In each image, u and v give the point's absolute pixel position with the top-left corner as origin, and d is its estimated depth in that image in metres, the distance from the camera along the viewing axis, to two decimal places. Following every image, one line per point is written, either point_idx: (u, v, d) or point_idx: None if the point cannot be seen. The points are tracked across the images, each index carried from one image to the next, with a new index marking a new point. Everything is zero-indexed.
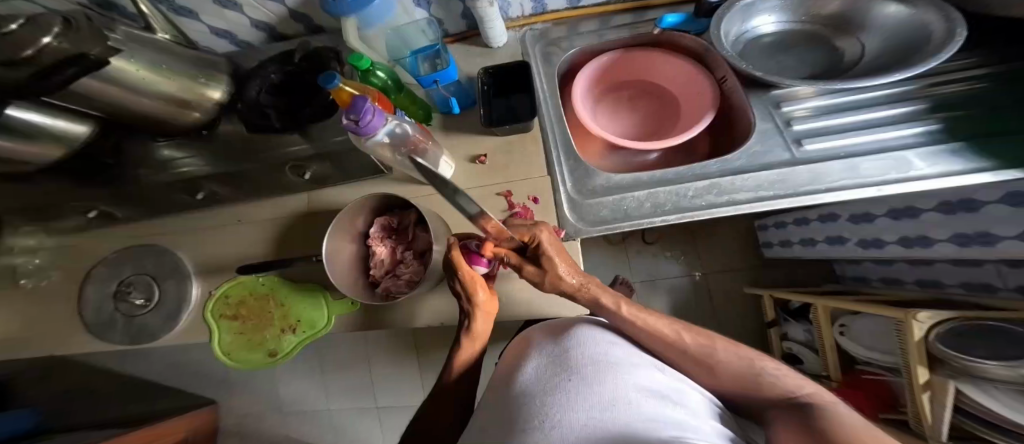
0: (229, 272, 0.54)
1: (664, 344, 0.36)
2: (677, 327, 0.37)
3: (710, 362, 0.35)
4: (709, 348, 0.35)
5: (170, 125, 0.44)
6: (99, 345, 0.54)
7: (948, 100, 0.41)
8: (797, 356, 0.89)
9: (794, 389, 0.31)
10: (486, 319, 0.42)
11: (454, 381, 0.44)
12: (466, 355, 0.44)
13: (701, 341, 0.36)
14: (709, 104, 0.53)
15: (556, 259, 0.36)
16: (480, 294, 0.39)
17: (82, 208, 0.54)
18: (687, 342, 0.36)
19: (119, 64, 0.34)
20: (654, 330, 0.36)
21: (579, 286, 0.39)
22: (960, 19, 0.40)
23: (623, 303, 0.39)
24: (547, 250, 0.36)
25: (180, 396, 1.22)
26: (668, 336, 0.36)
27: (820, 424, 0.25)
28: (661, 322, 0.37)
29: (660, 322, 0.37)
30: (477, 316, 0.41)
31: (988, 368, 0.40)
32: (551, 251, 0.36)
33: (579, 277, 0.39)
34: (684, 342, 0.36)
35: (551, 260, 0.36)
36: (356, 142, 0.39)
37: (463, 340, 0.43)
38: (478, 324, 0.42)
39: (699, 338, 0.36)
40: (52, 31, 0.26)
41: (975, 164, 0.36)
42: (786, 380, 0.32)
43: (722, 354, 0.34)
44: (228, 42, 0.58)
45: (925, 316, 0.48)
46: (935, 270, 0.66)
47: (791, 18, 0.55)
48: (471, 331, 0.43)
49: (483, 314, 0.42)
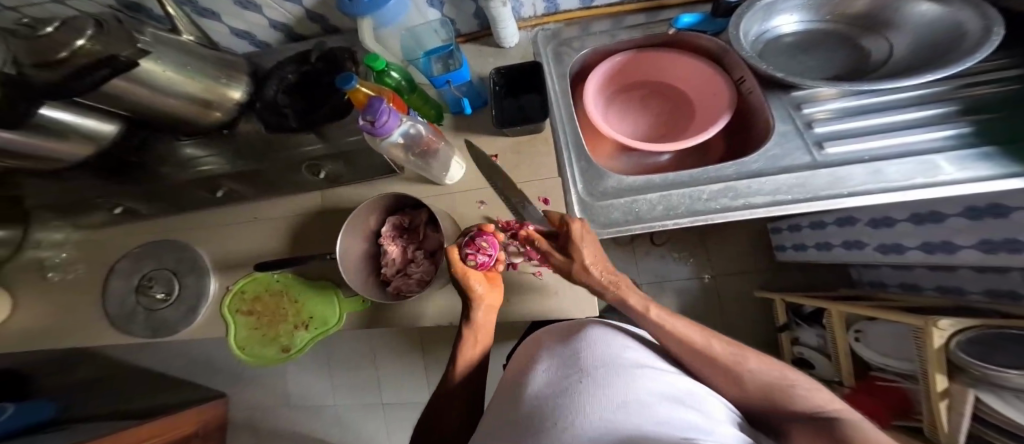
0: (245, 268, 0.55)
1: (689, 350, 0.35)
2: (709, 334, 0.36)
3: (739, 372, 0.33)
4: (739, 357, 0.34)
5: (190, 124, 0.45)
6: (121, 337, 0.55)
7: (980, 102, 0.40)
8: (808, 361, 0.87)
9: (822, 404, 0.30)
10: (489, 310, 0.42)
11: (458, 385, 0.45)
12: (467, 356, 0.45)
13: (733, 351, 0.34)
14: (727, 104, 0.52)
15: (584, 247, 0.36)
16: (477, 286, 0.40)
17: (108, 205, 0.55)
18: (718, 351, 0.34)
19: (148, 67, 0.35)
20: (682, 334, 0.36)
21: (608, 284, 0.38)
22: (997, 18, 0.38)
23: (652, 307, 0.38)
24: (578, 237, 0.36)
25: (193, 389, 1.25)
26: (697, 343, 0.35)
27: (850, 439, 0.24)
28: (688, 328, 0.36)
29: (689, 328, 0.36)
30: (478, 306, 0.42)
31: (1007, 376, 0.38)
32: (581, 242, 0.36)
33: (608, 274, 0.38)
34: (714, 350, 0.34)
35: (578, 250, 0.36)
36: (371, 142, 0.40)
37: (466, 331, 0.44)
38: (480, 316, 0.42)
39: (731, 347, 0.35)
40: (86, 33, 0.27)
41: (1007, 169, 0.35)
42: (814, 396, 0.31)
43: (753, 364, 0.33)
44: (246, 43, 0.59)
45: (947, 324, 0.46)
46: (957, 276, 0.64)
47: (814, 18, 0.54)
48: (475, 324, 0.43)
49: (484, 308, 0.42)
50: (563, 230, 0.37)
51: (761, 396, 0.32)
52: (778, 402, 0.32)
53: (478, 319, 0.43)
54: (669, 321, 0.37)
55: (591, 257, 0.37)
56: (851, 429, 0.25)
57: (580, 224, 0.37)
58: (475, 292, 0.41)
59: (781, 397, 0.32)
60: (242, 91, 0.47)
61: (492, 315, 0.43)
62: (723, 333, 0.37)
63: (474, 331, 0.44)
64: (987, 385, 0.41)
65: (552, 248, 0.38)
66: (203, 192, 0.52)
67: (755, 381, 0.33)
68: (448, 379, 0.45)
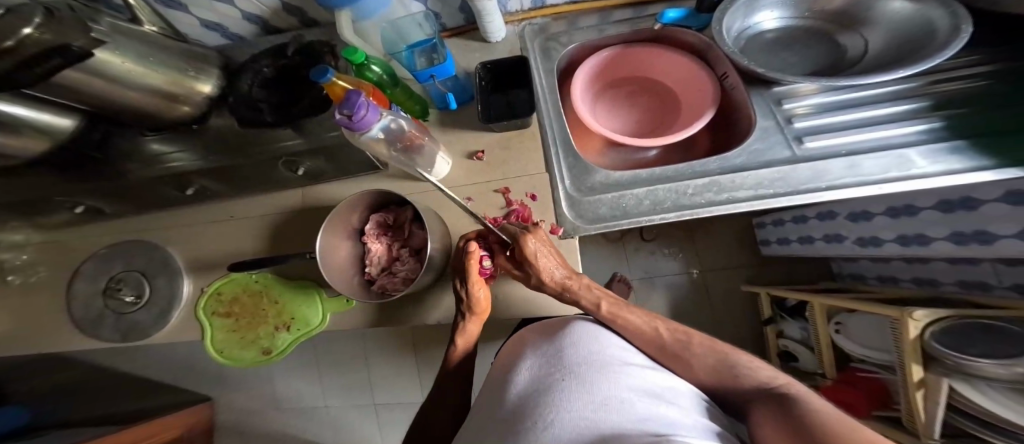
0: (222, 269, 0.53)
1: (643, 341, 0.38)
2: (655, 321, 0.38)
3: (686, 355, 0.36)
4: (686, 340, 0.37)
5: (157, 119, 0.43)
6: (90, 343, 0.53)
7: (948, 98, 0.41)
8: (792, 353, 0.89)
9: (768, 381, 0.32)
10: (479, 322, 0.43)
11: (457, 366, 0.45)
12: (459, 353, 0.45)
13: (678, 335, 0.37)
14: (710, 100, 0.53)
15: (539, 262, 0.36)
16: (479, 292, 0.40)
17: (68, 204, 0.52)
18: (664, 336, 0.37)
19: (104, 57, 0.32)
20: (630, 324, 0.38)
21: (564, 281, 0.39)
22: (965, 16, 0.39)
23: (604, 300, 0.40)
24: (532, 255, 0.36)
25: (175, 393, 1.21)
26: (645, 332, 0.38)
27: (799, 413, 0.25)
28: (637, 317, 0.39)
29: (632, 314, 0.39)
30: (470, 319, 0.42)
31: (980, 365, 0.39)
32: (535, 256, 0.36)
33: (563, 272, 0.39)
34: (661, 336, 0.37)
35: (535, 264, 0.36)
36: (351, 137, 0.38)
37: (457, 340, 0.44)
38: (470, 327, 0.43)
39: (676, 332, 0.37)
40: (34, 21, 0.25)
41: (977, 162, 0.36)
42: (760, 373, 0.33)
43: (698, 348, 0.36)
44: (219, 35, 0.57)
45: (921, 314, 0.47)
46: (930, 268, 0.65)
47: (796, 14, 0.54)
48: (464, 332, 0.43)
49: (477, 319, 0.42)
50: (518, 246, 0.37)
51: (723, 381, 0.34)
52: (729, 381, 0.34)
53: (469, 329, 0.43)
54: (621, 314, 0.39)
55: (552, 263, 0.38)
56: (807, 403, 0.27)
57: (535, 237, 0.37)
58: (476, 298, 0.40)
59: (733, 378, 0.34)
60: (213, 84, 0.45)
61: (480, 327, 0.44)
62: (667, 318, 0.39)
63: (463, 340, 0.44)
64: (961, 375, 0.41)
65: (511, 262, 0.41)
66: (172, 189, 0.50)
67: (702, 363, 0.35)
68: (444, 365, 0.46)
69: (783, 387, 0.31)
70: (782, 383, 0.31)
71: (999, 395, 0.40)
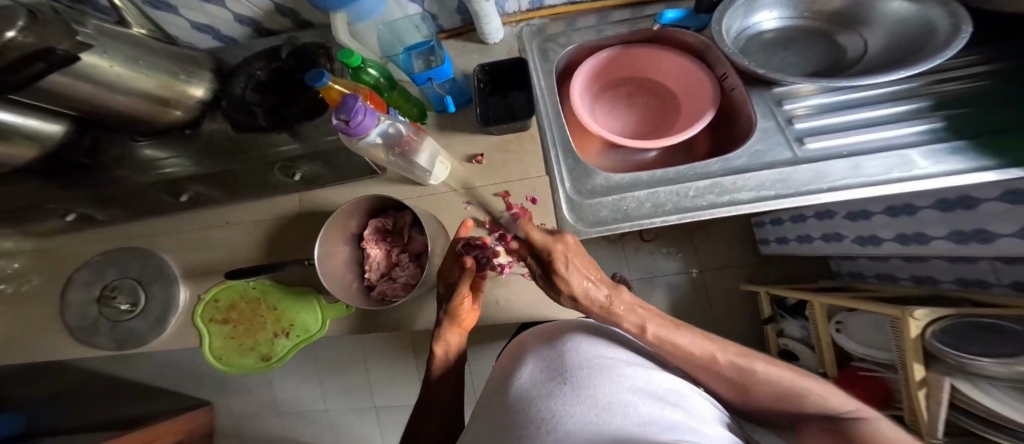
0: (218, 275, 0.52)
1: (694, 363, 0.34)
2: (714, 347, 0.34)
3: (749, 379, 0.33)
4: (746, 365, 0.33)
5: (148, 124, 0.42)
6: (84, 351, 0.52)
7: (948, 98, 0.41)
8: (793, 352, 0.89)
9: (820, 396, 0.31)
10: (460, 333, 0.42)
11: (444, 371, 0.44)
12: (437, 363, 0.44)
13: (740, 360, 0.34)
14: (710, 101, 0.53)
15: (570, 274, 0.33)
16: (465, 302, 0.39)
17: (59, 211, 0.51)
18: (723, 362, 0.34)
19: (91, 60, 0.32)
20: (683, 352, 0.34)
21: (603, 303, 0.34)
22: (965, 16, 0.39)
23: (650, 324, 0.35)
24: (558, 259, 0.33)
25: (173, 399, 1.20)
26: (701, 358, 0.34)
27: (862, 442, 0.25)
28: (692, 343, 0.34)
29: (690, 341, 0.34)
30: (451, 328, 0.41)
31: (982, 364, 0.38)
32: (562, 263, 0.33)
33: (602, 292, 0.34)
34: (720, 364, 0.34)
35: (564, 272, 0.33)
36: (347, 143, 0.38)
37: (434, 347, 0.43)
38: (448, 336, 0.42)
39: (737, 358, 0.34)
40: (18, 24, 0.24)
41: (977, 163, 0.36)
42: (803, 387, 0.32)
43: (761, 372, 0.33)
44: (209, 37, 0.56)
45: (921, 314, 0.46)
46: (929, 266, 0.65)
47: (793, 14, 0.54)
48: (444, 340, 0.42)
49: (456, 330, 0.42)
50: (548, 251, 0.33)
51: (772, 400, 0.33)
52: (782, 400, 0.33)
53: (448, 337, 0.42)
54: (669, 339, 0.34)
55: (585, 276, 0.34)
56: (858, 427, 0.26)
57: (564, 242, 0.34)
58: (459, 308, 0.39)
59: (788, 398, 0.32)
60: (204, 87, 0.44)
61: (462, 339, 0.44)
62: (722, 339, 0.36)
63: (444, 350, 0.43)
64: (963, 374, 0.41)
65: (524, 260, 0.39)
66: (165, 195, 0.49)
67: (765, 387, 0.33)
68: (428, 372, 0.44)
69: (838, 407, 0.30)
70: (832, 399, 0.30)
71: (1000, 393, 0.40)
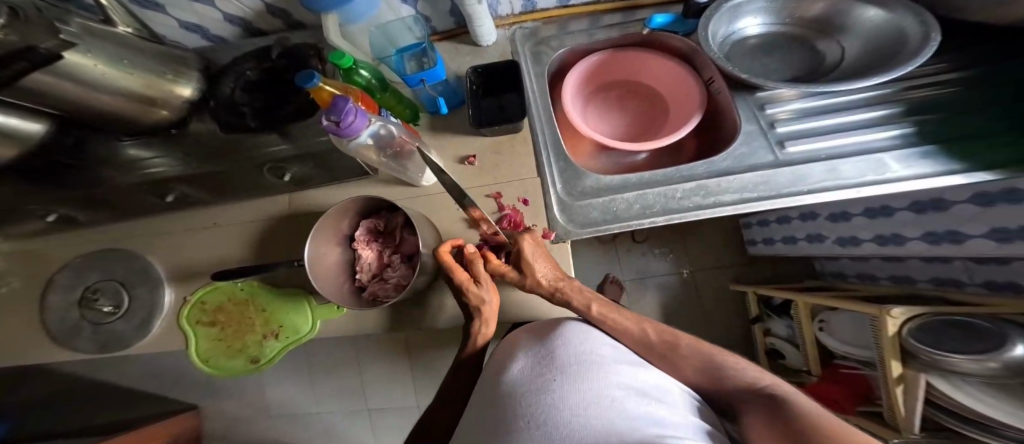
0: (205, 277, 0.52)
1: (630, 340, 0.39)
2: (643, 323, 0.39)
3: (673, 356, 0.36)
4: (673, 342, 0.37)
5: (133, 124, 0.41)
6: (65, 356, 0.51)
7: (920, 103, 0.43)
8: (778, 350, 0.91)
9: (755, 379, 0.33)
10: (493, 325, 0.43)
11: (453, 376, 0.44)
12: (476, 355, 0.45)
13: (665, 337, 0.37)
14: (697, 104, 0.54)
15: (535, 264, 0.40)
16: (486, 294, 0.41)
17: (39, 213, 0.50)
18: (653, 338, 0.38)
19: (74, 59, 0.31)
20: (620, 328, 0.39)
21: (551, 284, 0.41)
22: (935, 24, 0.41)
23: (594, 302, 0.41)
24: (529, 256, 0.40)
25: (158, 403, 1.17)
26: (634, 333, 0.38)
27: (790, 415, 0.26)
28: (626, 320, 0.40)
29: (624, 319, 0.40)
30: (482, 323, 0.42)
31: (952, 361, 0.40)
32: (531, 259, 0.40)
33: (554, 278, 0.41)
34: (649, 338, 0.38)
35: (531, 265, 0.40)
36: (338, 144, 0.38)
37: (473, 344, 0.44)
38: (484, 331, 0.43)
39: (664, 334, 0.38)
40: None
41: (947, 166, 0.38)
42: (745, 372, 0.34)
43: (684, 348, 0.36)
44: (197, 37, 0.56)
45: (898, 312, 0.48)
46: (906, 265, 0.67)
47: (776, 21, 0.56)
48: (480, 337, 0.43)
49: (486, 323, 0.42)
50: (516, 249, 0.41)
51: (707, 381, 0.35)
52: (715, 382, 0.35)
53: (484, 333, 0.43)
54: (609, 316, 0.41)
55: (543, 266, 0.40)
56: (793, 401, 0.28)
57: (530, 240, 0.41)
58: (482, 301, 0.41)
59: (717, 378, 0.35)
60: (192, 87, 0.44)
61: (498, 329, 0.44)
62: (656, 321, 0.40)
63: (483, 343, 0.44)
64: (937, 370, 0.42)
65: (507, 266, 0.42)
66: (150, 196, 0.48)
67: (688, 360, 0.36)
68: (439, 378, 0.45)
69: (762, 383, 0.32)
70: (763, 381, 0.32)
71: (975, 390, 0.42)
